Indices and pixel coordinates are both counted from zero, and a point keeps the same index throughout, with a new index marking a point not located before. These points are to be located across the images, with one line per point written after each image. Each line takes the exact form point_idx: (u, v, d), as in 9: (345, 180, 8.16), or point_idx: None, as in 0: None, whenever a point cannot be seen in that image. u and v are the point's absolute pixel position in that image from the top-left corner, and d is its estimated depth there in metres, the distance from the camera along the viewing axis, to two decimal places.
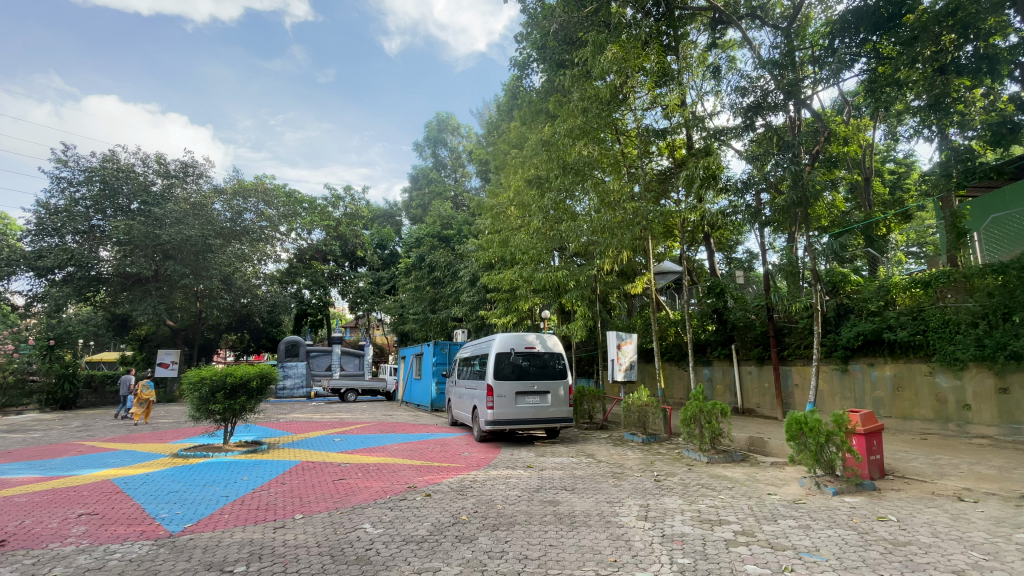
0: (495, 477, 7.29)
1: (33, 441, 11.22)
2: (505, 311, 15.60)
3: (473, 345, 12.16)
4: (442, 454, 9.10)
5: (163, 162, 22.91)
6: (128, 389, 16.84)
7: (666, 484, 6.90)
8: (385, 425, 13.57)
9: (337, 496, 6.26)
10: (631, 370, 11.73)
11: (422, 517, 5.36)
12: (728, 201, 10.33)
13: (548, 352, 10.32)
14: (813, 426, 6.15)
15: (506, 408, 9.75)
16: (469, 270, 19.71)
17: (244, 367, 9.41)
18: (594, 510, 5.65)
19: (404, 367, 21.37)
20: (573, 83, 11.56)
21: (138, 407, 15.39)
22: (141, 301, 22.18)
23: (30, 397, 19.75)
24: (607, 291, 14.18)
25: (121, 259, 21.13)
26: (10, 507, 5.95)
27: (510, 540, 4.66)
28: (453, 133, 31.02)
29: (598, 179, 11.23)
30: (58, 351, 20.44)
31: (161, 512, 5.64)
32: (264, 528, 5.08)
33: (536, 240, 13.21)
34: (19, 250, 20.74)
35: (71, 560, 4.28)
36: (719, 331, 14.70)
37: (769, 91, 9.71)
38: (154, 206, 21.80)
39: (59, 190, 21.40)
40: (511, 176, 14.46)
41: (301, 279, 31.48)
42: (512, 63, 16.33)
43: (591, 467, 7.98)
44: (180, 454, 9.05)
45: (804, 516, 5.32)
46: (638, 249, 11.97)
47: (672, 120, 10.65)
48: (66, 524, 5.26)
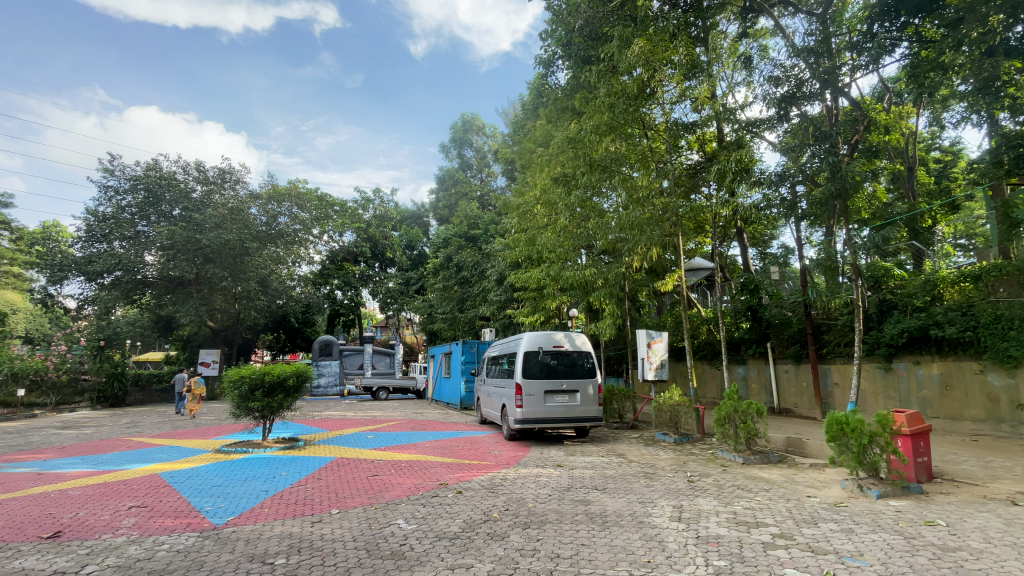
0: (525, 475, 7.29)
1: (87, 437, 11.84)
2: (532, 310, 15.59)
3: (501, 344, 12.17)
4: (472, 452, 9.16)
5: (202, 169, 23.80)
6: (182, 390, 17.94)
7: (699, 484, 6.76)
8: (416, 422, 13.78)
9: (371, 492, 6.39)
10: (662, 369, 11.53)
11: (454, 514, 5.41)
12: (761, 194, 9.82)
13: (577, 351, 10.27)
14: (856, 427, 5.91)
15: (535, 407, 9.73)
16: (496, 269, 19.81)
17: (280, 366, 9.69)
18: (627, 510, 5.58)
19: (433, 366, 21.63)
20: (599, 79, 11.45)
21: (190, 401, 16.54)
22: (184, 302, 23.15)
23: (82, 395, 20.79)
24: (636, 289, 13.99)
25: (165, 263, 22.11)
26: (67, 500, 6.30)
27: (542, 538, 4.66)
28: (479, 133, 31.01)
29: (626, 175, 11.12)
30: (107, 351, 21.49)
31: (205, 505, 5.88)
32: (303, 522, 5.23)
33: (564, 239, 13.06)
34: (70, 256, 21.94)
35: (122, 551, 4.51)
36: (753, 329, 14.31)
37: (805, 80, 9.44)
38: (194, 212, 22.68)
39: (107, 199, 22.53)
40: (538, 174, 14.41)
41: (333, 280, 32.28)
42: (537, 61, 16.24)
43: (621, 467, 7.89)
44: (222, 449, 9.42)
45: (846, 520, 5.12)
46: (668, 246, 11.75)
47: (702, 112, 10.40)
48: (118, 517, 5.53)
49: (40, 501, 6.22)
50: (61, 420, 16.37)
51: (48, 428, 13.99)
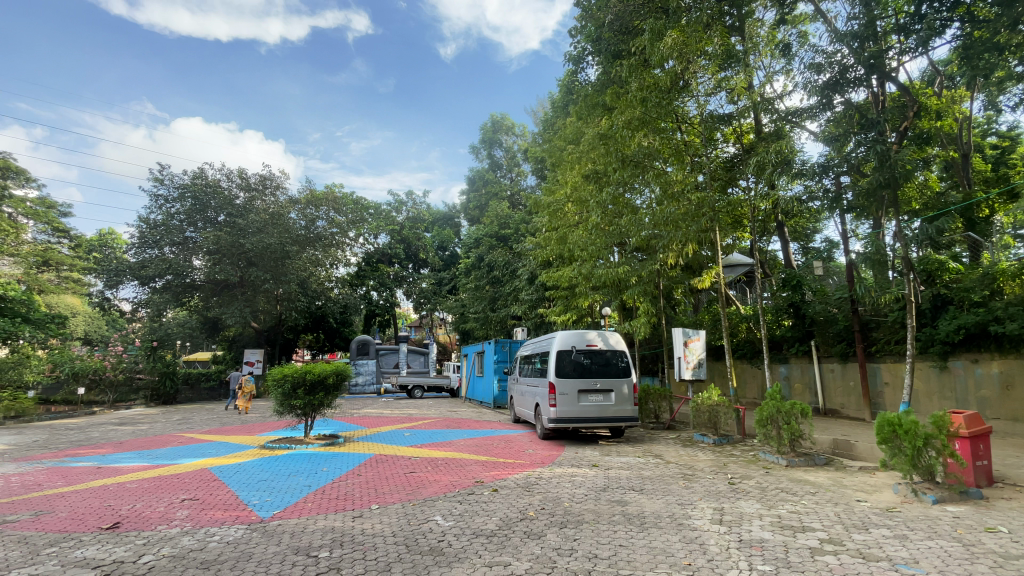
0: (560, 475, 7.24)
1: (142, 433, 12.52)
2: (564, 309, 15.49)
3: (534, 343, 12.17)
4: (507, 451, 9.19)
5: (244, 177, 24.73)
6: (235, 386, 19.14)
7: (741, 487, 6.57)
8: (451, 421, 13.93)
9: (409, 488, 6.49)
10: (699, 368, 11.23)
11: (490, 511, 5.44)
12: (803, 186, 9.37)
13: (611, 349, 10.15)
14: (910, 428, 5.60)
15: (569, 407, 9.65)
16: (527, 268, 19.79)
17: (321, 364, 9.99)
18: (666, 511, 5.47)
19: (466, 365, 21.80)
20: (631, 73, 11.33)
21: (241, 399, 17.24)
22: (230, 304, 24.14)
23: (137, 393, 21.94)
24: (671, 286, 13.71)
25: (212, 267, 23.15)
26: (126, 492, 6.67)
27: (579, 538, 4.63)
28: (508, 133, 30.86)
29: (660, 170, 10.89)
30: (159, 352, 22.67)
31: (252, 499, 6.12)
32: (344, 516, 5.37)
33: (596, 236, 12.82)
34: (125, 261, 23.23)
35: (177, 542, 4.73)
36: (796, 327, 13.78)
37: (850, 66, 9.00)
38: (238, 217, 23.64)
39: (158, 207, 23.77)
40: (569, 172, 14.27)
41: (369, 281, 33.09)
42: (566, 58, 16.12)
43: (659, 468, 7.74)
44: (267, 445, 9.77)
45: (899, 526, 4.86)
46: (704, 242, 11.44)
47: (738, 103, 10.13)
48: (172, 508, 5.83)
49: (101, 494, 6.61)
50: (119, 417, 17.35)
51: (107, 425, 14.85)
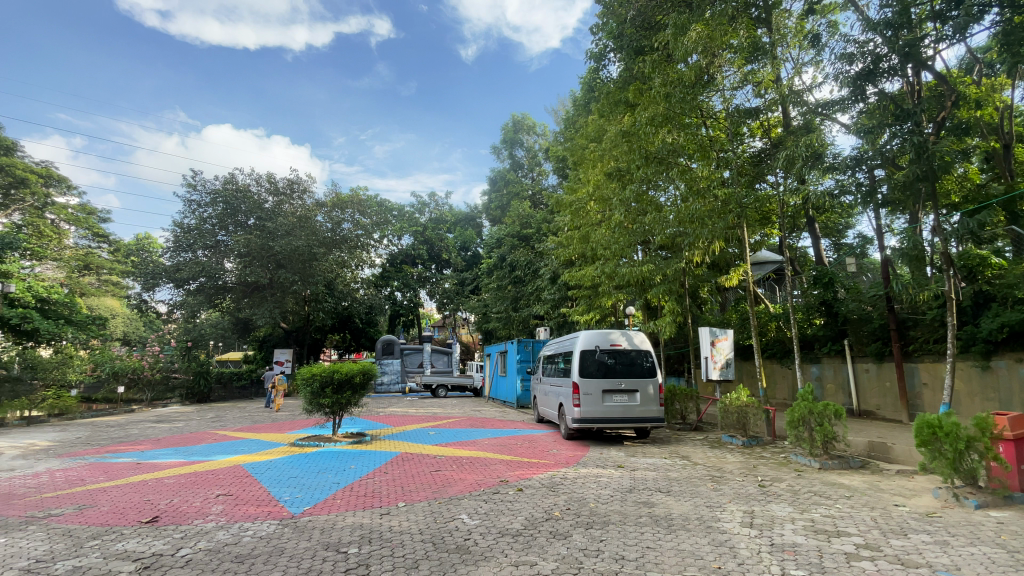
0: (585, 475, 7.20)
1: (178, 430, 12.98)
2: (587, 308, 15.38)
3: (556, 342, 12.13)
4: (531, 450, 9.18)
5: (273, 181, 25.36)
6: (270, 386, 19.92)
7: (772, 490, 6.41)
8: (475, 420, 14.00)
9: (435, 487, 6.56)
10: (727, 368, 11.02)
11: (516, 511, 5.44)
12: (835, 179, 9.09)
13: (635, 349, 10.04)
14: (951, 430, 5.40)
15: (593, 407, 9.58)
16: (549, 268, 19.72)
17: (348, 363, 10.18)
18: (694, 514, 5.38)
19: (489, 364, 21.87)
20: (654, 69, 11.21)
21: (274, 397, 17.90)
22: (260, 305, 24.80)
23: (173, 392, 22.71)
24: (696, 284, 13.47)
25: (243, 270, 23.84)
26: (163, 487, 6.93)
27: (606, 539, 4.59)
28: (529, 132, 30.73)
29: (684, 166, 10.71)
30: (193, 352, 23.43)
31: (283, 495, 6.28)
32: (372, 514, 5.45)
33: (619, 235, 12.65)
34: (161, 264, 24.10)
35: (212, 536, 4.88)
36: (829, 326, 13.36)
37: (883, 55, 8.69)
38: (267, 221, 24.29)
39: (191, 211, 24.59)
40: (591, 170, 14.16)
41: (393, 282, 33.59)
42: (588, 55, 16.01)
43: (686, 469, 7.62)
44: (296, 443, 10.00)
45: (940, 531, 4.67)
46: (731, 239, 11.20)
47: (766, 97, 9.89)
48: (208, 504, 6.02)
49: (141, 488, 6.87)
50: (156, 415, 17.96)
51: (145, 422, 15.41)
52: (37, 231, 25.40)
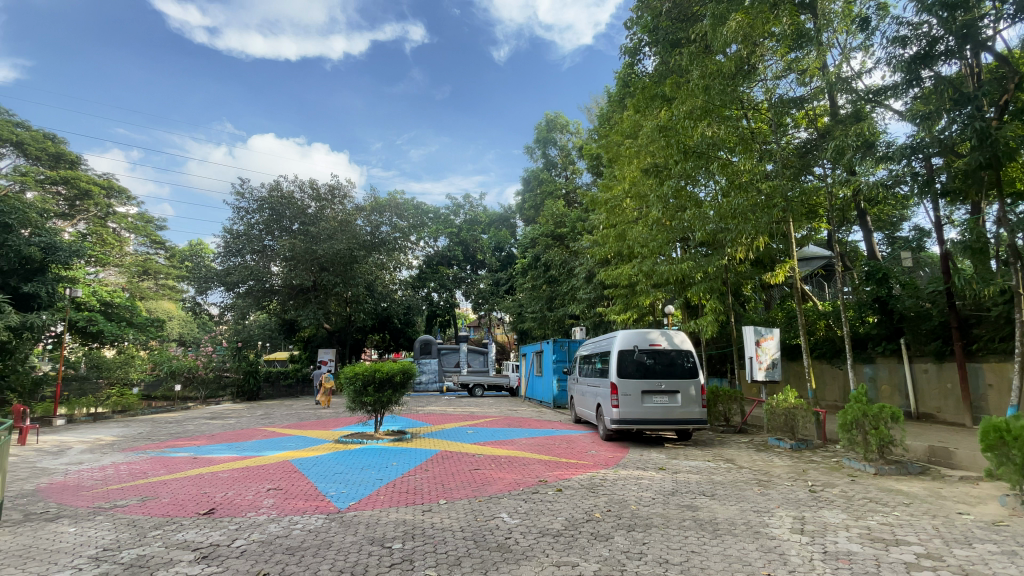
0: (625, 476, 7.11)
1: (230, 427, 13.61)
2: (624, 307, 15.15)
3: (593, 342, 12.01)
4: (569, 451, 9.12)
5: (315, 187, 26.22)
6: (318, 385, 20.77)
7: (824, 495, 6.14)
8: (512, 419, 14.06)
9: (475, 485, 6.63)
10: (774, 369, 10.62)
11: (555, 511, 5.43)
12: (888, 170, 8.55)
13: (675, 349, 9.82)
14: (1021, 434, 5.02)
15: (632, 407, 9.42)
16: (584, 267, 19.54)
17: (388, 362, 10.42)
18: (740, 518, 5.22)
19: (525, 364, 21.88)
20: (691, 61, 11.06)
21: (323, 394, 18.97)
22: (304, 307, 25.74)
23: (224, 390, 23.82)
24: (739, 282, 13.07)
25: (288, 273, 24.80)
26: (218, 481, 7.29)
27: (648, 542, 4.52)
28: (563, 130, 30.42)
29: (725, 160, 10.42)
30: (243, 351, 24.56)
31: (330, 490, 6.49)
32: (414, 510, 5.56)
33: (656, 232, 12.38)
34: (213, 269, 25.38)
35: (265, 528, 5.10)
36: (883, 324, 12.63)
37: (939, 37, 8.18)
38: (310, 226, 25.22)
39: (239, 218, 25.74)
40: (626, 167, 13.95)
41: (430, 284, 34.29)
42: (622, 51, 15.73)
43: (730, 473, 7.40)
44: (340, 440, 10.30)
45: (1009, 541, 4.35)
46: (776, 234, 10.80)
47: (811, 85, 9.49)
48: (260, 497, 6.30)
49: (197, 482, 7.26)
50: (210, 412, 18.90)
51: (200, 419, 16.24)
52: (101, 240, 27.21)
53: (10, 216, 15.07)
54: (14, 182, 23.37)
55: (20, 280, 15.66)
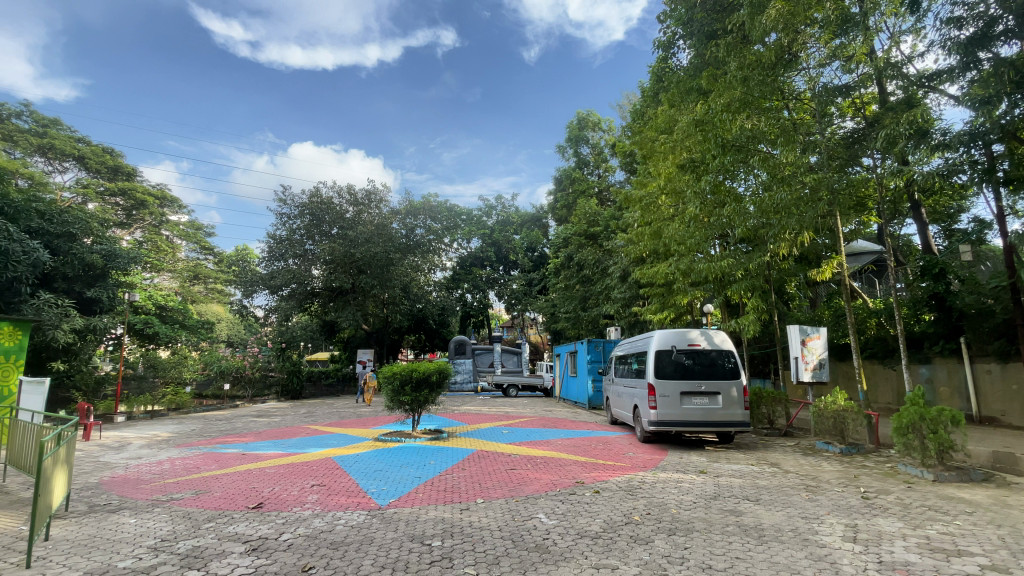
0: (665, 480, 6.96)
1: (276, 425, 14.14)
2: (660, 306, 14.86)
3: (629, 342, 11.85)
4: (606, 453, 9.01)
5: (352, 193, 26.94)
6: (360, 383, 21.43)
7: (877, 502, 5.83)
8: (548, 420, 14.03)
9: (512, 485, 6.65)
10: (820, 370, 10.19)
11: (593, 513, 5.38)
12: (944, 159, 8.06)
13: (715, 349, 9.56)
14: None
15: (671, 409, 9.21)
16: (619, 266, 19.27)
17: (425, 362, 10.58)
18: (788, 525, 5.03)
19: (559, 365, 21.77)
20: (728, 52, 10.79)
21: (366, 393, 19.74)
22: (344, 309, 26.50)
23: (270, 389, 24.74)
24: (783, 279, 12.60)
25: (328, 276, 25.66)
26: (266, 476, 7.60)
27: (690, 546, 4.42)
28: (594, 128, 30.04)
29: (765, 153, 9.97)
30: (287, 352, 25.53)
31: (371, 487, 6.65)
32: (452, 508, 5.62)
33: (694, 229, 12.07)
34: (258, 273, 26.45)
35: (310, 523, 5.27)
36: (940, 322, 11.90)
37: (997, 17, 7.66)
38: (348, 230, 25.87)
39: (282, 223, 26.71)
40: (661, 163, 13.67)
41: (463, 285, 34.81)
42: (655, 45, 15.39)
43: (776, 477, 7.14)
44: (380, 438, 10.54)
45: None
46: (822, 228, 10.35)
47: (857, 72, 9.10)
48: (304, 492, 6.51)
49: (247, 477, 7.58)
50: (257, 410, 19.72)
51: (247, 417, 16.92)
52: (156, 246, 28.84)
53: (74, 225, 16.18)
54: (77, 194, 25.03)
55: (83, 285, 16.69)
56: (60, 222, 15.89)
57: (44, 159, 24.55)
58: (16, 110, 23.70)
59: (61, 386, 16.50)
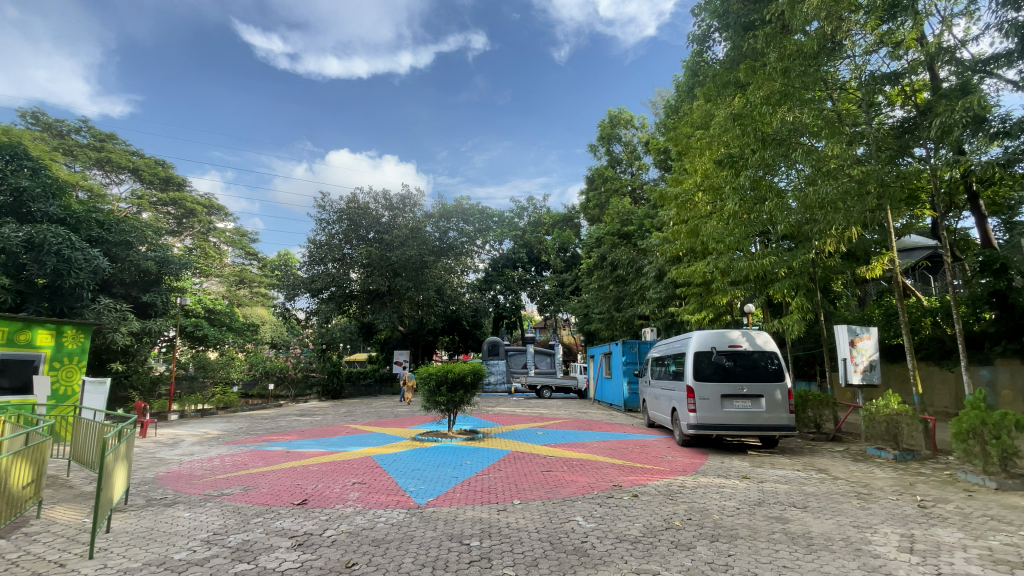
0: (706, 484, 6.79)
1: (318, 424, 14.55)
2: (698, 306, 14.50)
3: (665, 343, 11.63)
4: (644, 456, 8.85)
5: (387, 197, 27.55)
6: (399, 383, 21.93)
7: (935, 511, 5.50)
8: (583, 422, 13.91)
9: (548, 486, 6.64)
10: (871, 371, 9.73)
11: (632, 517, 5.30)
12: (1004, 147, 7.59)
13: (758, 351, 9.25)
14: None
15: (711, 412, 8.96)
16: (654, 265, 18.94)
17: (460, 363, 10.70)
18: (838, 533, 4.81)
19: (593, 366, 21.56)
20: (767, 43, 10.45)
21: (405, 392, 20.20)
22: (381, 311, 27.10)
23: (310, 389, 25.53)
24: (829, 277, 12.09)
25: (365, 279, 26.33)
26: (309, 474, 7.85)
27: (734, 554, 4.29)
28: (626, 126, 29.63)
29: (809, 146, 9.53)
30: (327, 353, 26.33)
31: (409, 486, 6.77)
32: (490, 509, 5.66)
33: (733, 226, 11.74)
34: (299, 277, 27.40)
35: (352, 520, 5.41)
36: (1002, 321, 11.30)
37: None
38: (384, 234, 26.48)
39: (321, 229, 27.55)
40: (698, 159, 13.35)
41: (496, 286, 35.10)
42: (689, 39, 15.03)
43: (824, 484, 6.84)
44: (417, 438, 10.70)
45: None
46: (871, 223, 9.86)
47: (906, 59, 8.65)
48: (346, 490, 6.70)
49: (291, 474, 7.86)
50: (299, 409, 20.39)
51: (290, 416, 17.54)
52: (204, 253, 30.33)
53: (131, 234, 17.15)
54: (133, 205, 26.56)
55: (139, 290, 17.70)
56: (118, 231, 16.86)
57: (102, 172, 26.16)
58: (75, 126, 25.33)
59: (120, 386, 17.56)
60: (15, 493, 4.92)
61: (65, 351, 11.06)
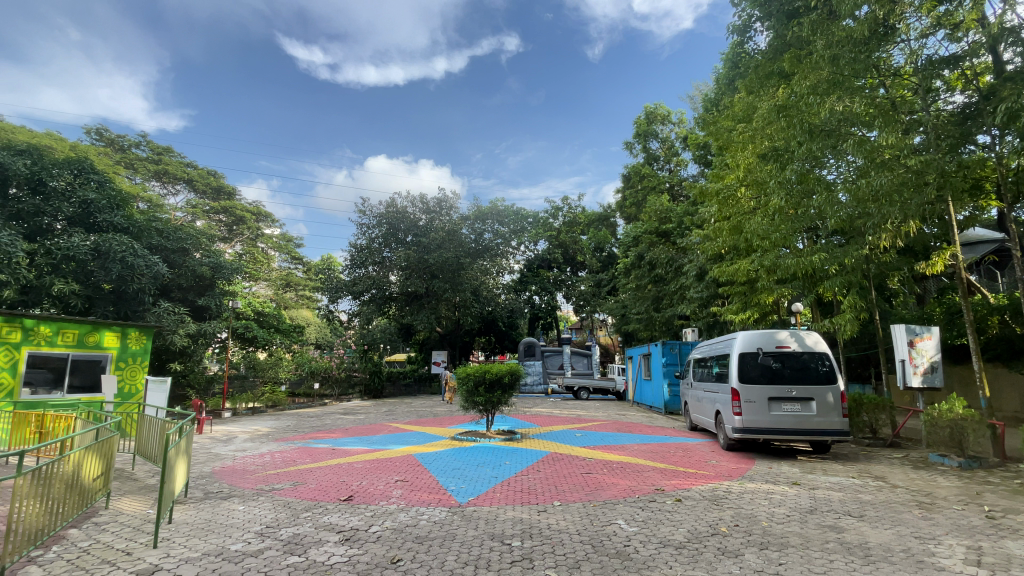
0: (753, 490, 6.57)
1: (360, 422, 14.96)
2: (742, 306, 14.03)
3: (708, 344, 11.30)
4: (687, 460, 8.65)
5: (424, 201, 28.04)
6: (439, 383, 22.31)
7: (1006, 523, 5.12)
8: (623, 424, 13.71)
9: (588, 488, 6.59)
10: (933, 373, 9.15)
11: (676, 522, 5.19)
12: None
13: (807, 352, 8.88)
14: None
15: (758, 416, 8.66)
16: (694, 264, 18.49)
17: (497, 364, 10.75)
18: (898, 544, 4.56)
19: (632, 367, 21.24)
20: (813, 31, 10.00)
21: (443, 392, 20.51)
22: (419, 312, 27.59)
23: (353, 387, 26.28)
24: (883, 273, 11.46)
25: (404, 281, 26.90)
26: (354, 471, 8.09)
27: (785, 563, 4.14)
28: (663, 121, 29.05)
29: (861, 136, 9.04)
30: (369, 353, 27.05)
31: (450, 484, 6.87)
32: (531, 510, 5.66)
33: (778, 223, 11.36)
34: (341, 279, 28.30)
35: (395, 517, 5.53)
36: None
37: None
38: (422, 237, 27.02)
39: (362, 233, 28.33)
40: (739, 153, 12.94)
41: (531, 287, 35.14)
42: (729, 30, 14.58)
43: (882, 492, 6.48)
44: (456, 437, 10.83)
45: None
46: (931, 216, 9.27)
47: (966, 41, 8.12)
48: (389, 487, 6.87)
49: (337, 470, 8.12)
50: (343, 408, 21.03)
51: (334, 414, 18.09)
52: (253, 258, 31.72)
53: (187, 241, 18.21)
54: (188, 214, 28.12)
55: (195, 294, 18.76)
56: (175, 238, 17.93)
57: (160, 183, 27.80)
58: (136, 141, 27.08)
59: (179, 385, 18.64)
60: (86, 485, 5.30)
61: (129, 352, 11.83)
